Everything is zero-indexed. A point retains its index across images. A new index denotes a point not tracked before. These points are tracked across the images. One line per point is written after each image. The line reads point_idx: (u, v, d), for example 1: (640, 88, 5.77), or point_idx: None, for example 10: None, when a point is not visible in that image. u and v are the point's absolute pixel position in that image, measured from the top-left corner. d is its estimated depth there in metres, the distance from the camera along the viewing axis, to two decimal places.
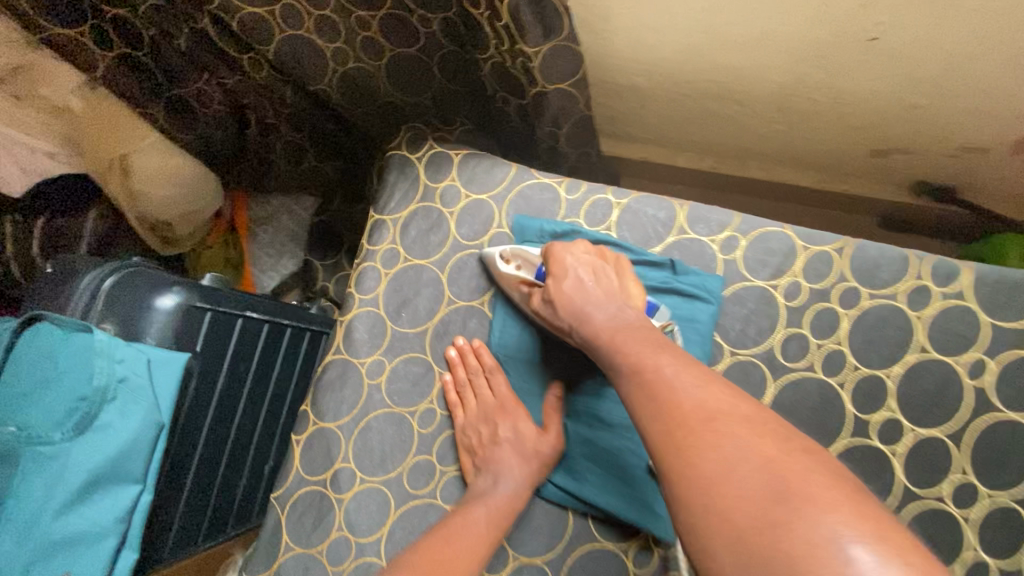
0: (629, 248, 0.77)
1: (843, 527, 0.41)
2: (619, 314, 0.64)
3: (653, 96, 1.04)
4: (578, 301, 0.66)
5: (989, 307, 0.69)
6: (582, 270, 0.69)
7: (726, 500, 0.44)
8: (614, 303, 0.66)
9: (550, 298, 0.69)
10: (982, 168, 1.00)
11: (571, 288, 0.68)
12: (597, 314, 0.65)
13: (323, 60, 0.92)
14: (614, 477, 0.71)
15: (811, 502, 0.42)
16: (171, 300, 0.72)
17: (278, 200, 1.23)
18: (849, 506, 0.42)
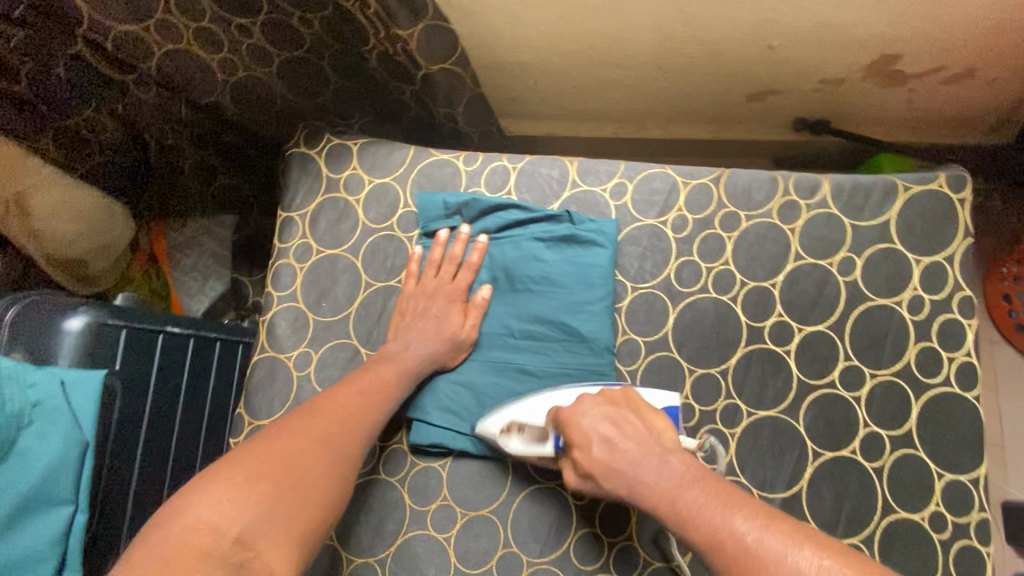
0: (528, 207, 0.81)
1: None
2: (664, 465, 0.60)
3: (543, 71, 1.10)
4: (615, 458, 0.62)
5: (849, 211, 0.78)
6: (604, 428, 0.64)
7: None
8: (655, 457, 0.61)
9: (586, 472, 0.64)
10: (846, 95, 1.11)
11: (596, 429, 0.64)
12: (641, 466, 0.61)
13: (209, 71, 0.94)
14: None
15: None
16: (79, 322, 0.73)
17: (194, 223, 1.20)
18: None
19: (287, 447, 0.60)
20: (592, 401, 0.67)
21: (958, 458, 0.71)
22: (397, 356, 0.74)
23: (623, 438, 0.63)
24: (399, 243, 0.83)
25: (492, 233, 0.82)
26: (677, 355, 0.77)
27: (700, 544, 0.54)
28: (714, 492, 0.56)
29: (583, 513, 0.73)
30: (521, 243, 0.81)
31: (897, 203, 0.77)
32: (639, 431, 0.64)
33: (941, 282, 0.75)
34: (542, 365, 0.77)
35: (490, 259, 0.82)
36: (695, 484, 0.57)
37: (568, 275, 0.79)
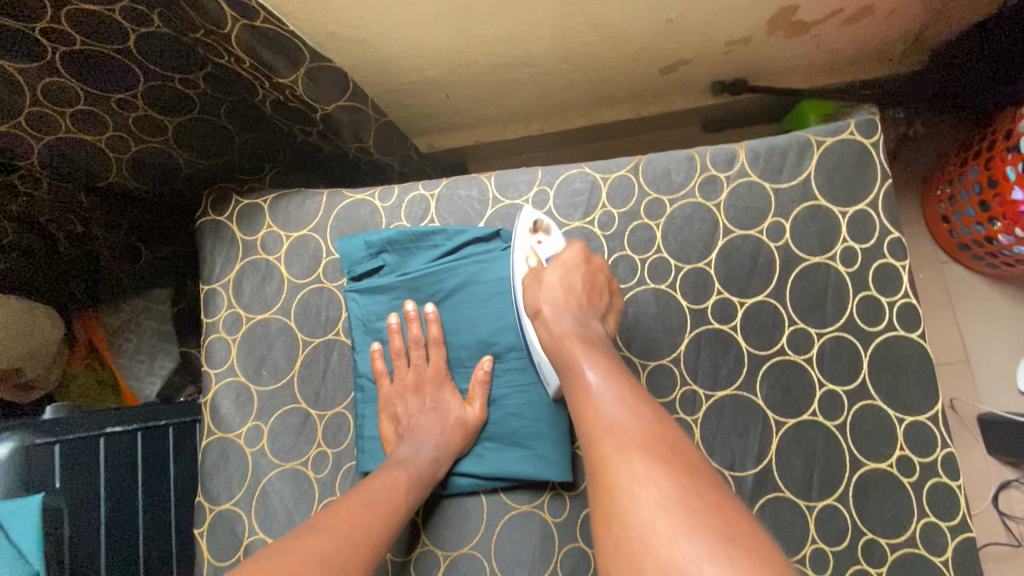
0: (455, 231, 0.78)
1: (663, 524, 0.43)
2: (582, 323, 0.61)
3: (450, 83, 1.07)
4: (550, 297, 0.63)
5: (769, 175, 0.77)
6: (551, 281, 0.64)
7: (588, 417, 0.52)
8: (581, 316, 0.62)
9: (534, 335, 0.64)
10: (756, 52, 1.10)
11: (541, 285, 0.65)
12: (561, 313, 0.62)
13: (101, 153, 0.90)
14: (513, 446, 0.73)
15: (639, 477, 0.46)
16: (2, 449, 0.68)
17: (132, 302, 1.15)
18: (694, 508, 0.43)
19: (302, 553, 0.53)
20: (568, 252, 0.67)
21: (915, 400, 0.72)
22: (408, 461, 0.68)
23: (557, 295, 0.63)
24: (331, 294, 0.80)
25: (424, 258, 0.79)
26: (628, 353, 0.76)
27: (568, 390, 0.56)
28: (620, 383, 0.54)
29: (563, 530, 0.72)
30: (459, 271, 0.77)
31: (813, 159, 0.77)
32: (589, 292, 0.65)
33: (868, 230, 0.76)
34: (503, 392, 0.74)
35: (424, 286, 0.77)
36: (611, 374, 0.54)
37: (500, 287, 0.75)
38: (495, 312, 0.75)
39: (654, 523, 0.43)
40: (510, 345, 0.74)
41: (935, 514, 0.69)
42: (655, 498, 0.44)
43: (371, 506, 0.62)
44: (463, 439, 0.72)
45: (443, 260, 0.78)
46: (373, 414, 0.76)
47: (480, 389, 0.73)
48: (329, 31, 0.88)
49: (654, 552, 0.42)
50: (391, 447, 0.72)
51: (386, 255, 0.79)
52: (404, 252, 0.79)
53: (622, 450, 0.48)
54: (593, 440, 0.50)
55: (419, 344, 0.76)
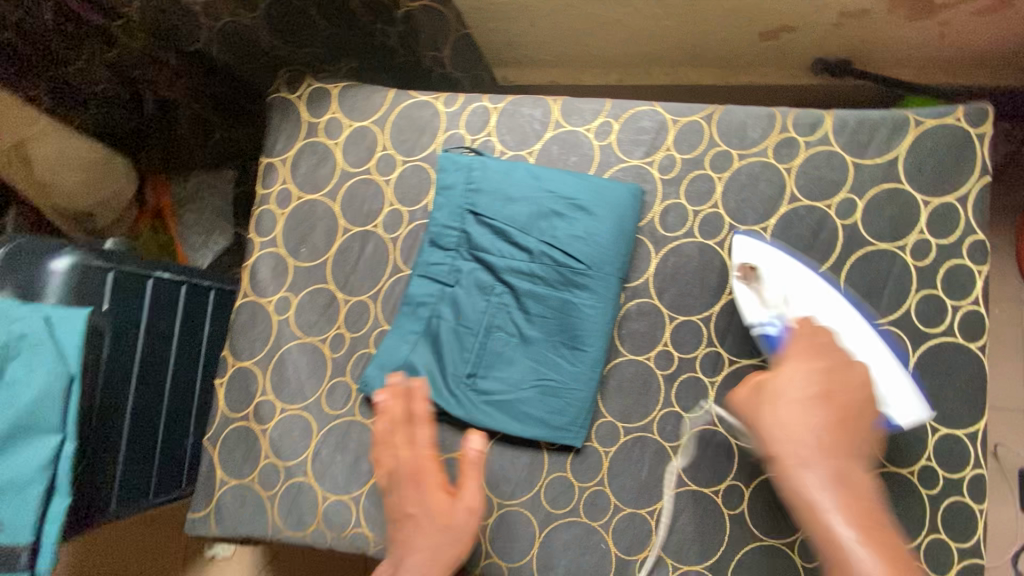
0: (489, 159, 0.75)
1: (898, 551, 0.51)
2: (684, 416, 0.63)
3: (538, 10, 1.04)
4: (783, 425, 0.57)
5: (853, 148, 0.72)
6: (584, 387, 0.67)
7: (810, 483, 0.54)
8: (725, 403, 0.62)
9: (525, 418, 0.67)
10: (870, 31, 1.01)
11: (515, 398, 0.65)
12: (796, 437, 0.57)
13: (195, 18, 0.93)
14: (532, 357, 0.72)
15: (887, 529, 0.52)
16: (66, 263, 0.74)
17: (199, 175, 1.24)
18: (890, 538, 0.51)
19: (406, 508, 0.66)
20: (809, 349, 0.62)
21: (956, 412, 0.67)
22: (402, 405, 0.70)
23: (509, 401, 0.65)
24: (377, 187, 0.81)
25: (482, 213, 0.74)
26: (658, 303, 0.73)
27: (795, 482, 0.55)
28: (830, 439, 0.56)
29: (555, 459, 0.72)
30: (532, 202, 0.73)
31: (906, 139, 0.71)
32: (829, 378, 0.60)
33: (950, 226, 0.69)
34: (552, 308, 0.72)
35: (495, 187, 0.74)
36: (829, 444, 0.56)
37: (567, 326, 0.71)
38: (563, 223, 0.72)
39: (879, 565, 0.48)
40: (565, 265, 0.71)
41: (946, 533, 0.65)
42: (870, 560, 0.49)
43: (425, 460, 0.68)
44: (487, 349, 0.73)
45: (488, 230, 0.74)
46: (421, 275, 0.76)
47: (505, 205, 0.74)
48: None
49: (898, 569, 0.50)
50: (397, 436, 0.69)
51: (440, 198, 0.76)
52: (456, 182, 0.75)
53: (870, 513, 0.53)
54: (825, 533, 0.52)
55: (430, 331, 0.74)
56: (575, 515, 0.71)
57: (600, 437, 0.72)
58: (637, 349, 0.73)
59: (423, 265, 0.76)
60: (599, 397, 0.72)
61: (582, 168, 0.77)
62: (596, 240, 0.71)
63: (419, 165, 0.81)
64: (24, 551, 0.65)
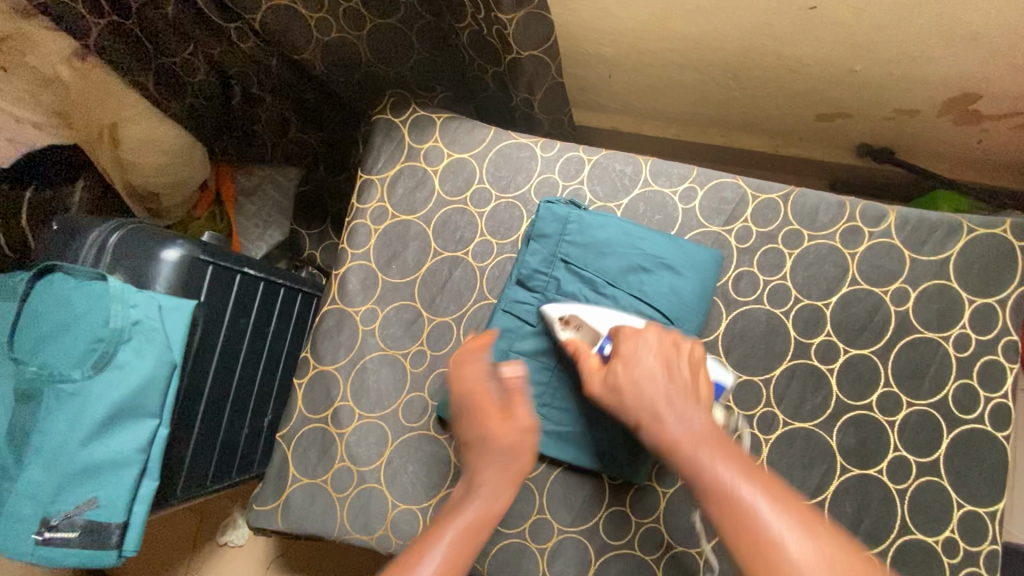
0: (584, 210, 0.82)
1: (814, 542, 0.51)
2: (665, 377, 0.65)
3: (619, 65, 1.11)
4: (681, 428, 0.61)
5: (911, 243, 0.80)
6: (653, 361, 0.66)
7: (764, 474, 0.58)
8: (685, 400, 0.64)
9: (614, 381, 0.67)
10: (917, 128, 1.11)
11: (641, 376, 0.66)
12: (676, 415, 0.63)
13: (308, 30, 0.96)
14: None
15: (810, 521, 0.53)
16: (175, 254, 0.77)
17: (262, 171, 1.27)
18: (816, 527, 0.52)
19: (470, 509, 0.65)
20: (643, 342, 0.68)
21: (981, 493, 0.75)
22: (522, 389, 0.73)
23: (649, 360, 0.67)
24: (471, 218, 0.87)
25: (574, 260, 0.80)
26: (723, 360, 0.80)
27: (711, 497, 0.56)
28: (728, 456, 0.59)
29: (615, 492, 0.78)
30: (622, 258, 0.79)
31: (959, 243, 0.79)
32: (676, 377, 0.65)
33: (989, 325, 0.78)
34: None
35: (588, 239, 0.81)
36: (707, 444, 0.60)
37: None
38: (647, 282, 0.79)
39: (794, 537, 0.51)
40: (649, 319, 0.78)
41: None
42: (806, 552, 0.50)
43: (525, 442, 0.69)
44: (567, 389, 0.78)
45: (577, 279, 0.80)
46: (506, 311, 0.81)
47: (596, 255, 0.80)
48: None
49: (843, 555, 0.51)
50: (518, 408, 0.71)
51: (533, 244, 0.82)
52: (552, 232, 0.82)
53: (787, 500, 0.55)
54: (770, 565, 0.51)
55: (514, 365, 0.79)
56: (630, 548, 0.76)
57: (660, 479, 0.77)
58: None
59: (511, 301, 0.81)
60: None
61: (665, 227, 0.84)
62: (679, 300, 0.78)
63: (512, 203, 0.87)
64: (116, 527, 0.69)
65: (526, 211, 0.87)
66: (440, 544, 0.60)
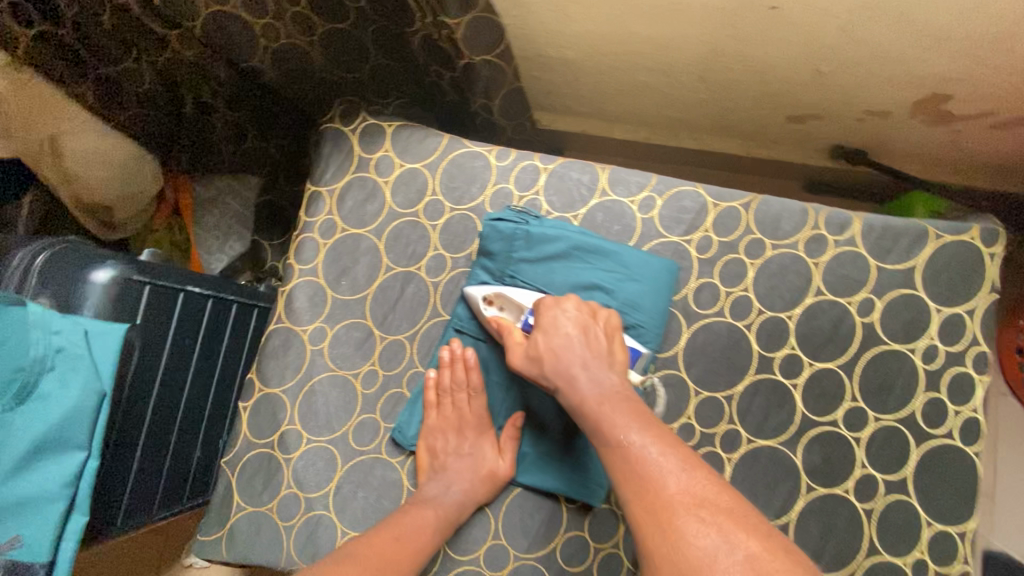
0: (532, 223, 0.79)
1: (685, 480, 0.54)
2: (582, 344, 0.67)
3: (583, 68, 1.08)
4: (592, 389, 0.64)
5: (876, 252, 0.77)
6: (571, 327, 0.68)
7: (661, 428, 0.60)
8: (596, 363, 0.66)
9: (535, 350, 0.68)
10: (889, 129, 1.08)
11: (558, 342, 0.67)
12: (584, 374, 0.65)
13: (254, 36, 0.93)
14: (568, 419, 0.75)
15: (692, 466, 0.56)
16: (106, 274, 0.74)
17: (222, 180, 1.21)
18: (694, 469, 0.56)
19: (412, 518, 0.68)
20: (560, 311, 0.69)
21: (950, 510, 0.72)
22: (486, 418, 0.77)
23: (565, 328, 0.68)
24: (423, 231, 0.84)
25: (524, 277, 0.78)
26: (685, 375, 0.77)
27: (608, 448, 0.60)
28: (632, 411, 0.61)
29: (572, 517, 0.74)
30: (573, 274, 0.77)
31: (925, 250, 0.77)
32: (592, 343, 0.67)
33: (957, 335, 0.75)
34: None
35: (539, 255, 0.78)
36: (612, 402, 0.62)
37: None
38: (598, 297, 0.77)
39: (672, 481, 0.54)
40: None
41: None
42: (680, 489, 0.54)
43: (470, 476, 0.73)
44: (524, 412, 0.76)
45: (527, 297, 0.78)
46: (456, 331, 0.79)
47: (547, 271, 0.78)
48: None
49: (715, 496, 0.53)
50: (473, 439, 0.75)
51: (482, 262, 0.79)
52: (500, 250, 0.78)
53: (679, 454, 0.57)
54: (652, 509, 0.54)
55: (464, 387, 0.77)
56: None
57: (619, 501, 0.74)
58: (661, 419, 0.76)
59: (461, 321, 0.79)
60: None
61: (623, 238, 0.81)
62: (631, 316, 0.76)
63: (466, 215, 0.84)
64: (41, 566, 0.64)
65: (480, 223, 0.83)
66: (383, 548, 0.64)
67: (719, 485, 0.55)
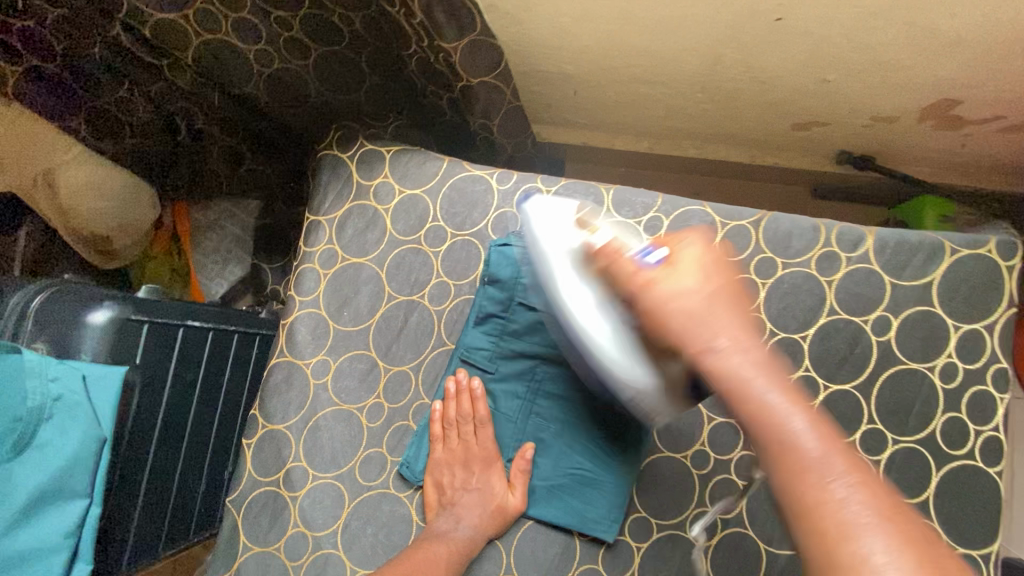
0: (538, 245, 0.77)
1: (885, 530, 0.41)
2: (720, 309, 0.53)
3: (582, 82, 1.06)
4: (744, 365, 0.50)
5: (891, 268, 0.75)
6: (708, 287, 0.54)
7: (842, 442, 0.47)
8: (746, 335, 0.52)
9: (664, 309, 0.54)
10: (896, 134, 1.06)
11: (695, 304, 0.53)
12: (733, 345, 0.51)
13: (247, 62, 0.91)
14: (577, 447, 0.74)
15: (890, 510, 0.43)
16: (103, 315, 0.72)
17: (220, 204, 1.21)
18: (895, 519, 0.42)
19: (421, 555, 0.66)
20: (694, 266, 0.56)
21: (974, 534, 0.70)
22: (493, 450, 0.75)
23: (697, 286, 0.54)
24: (425, 258, 0.82)
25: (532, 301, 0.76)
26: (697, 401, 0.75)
27: (773, 449, 0.47)
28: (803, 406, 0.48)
29: (586, 550, 0.73)
30: None
31: (942, 266, 0.74)
32: (735, 308, 0.53)
33: (977, 352, 0.73)
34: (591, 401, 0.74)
35: None
36: (777, 385, 0.49)
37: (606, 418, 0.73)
38: None
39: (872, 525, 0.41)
40: None
41: None
42: (879, 541, 0.41)
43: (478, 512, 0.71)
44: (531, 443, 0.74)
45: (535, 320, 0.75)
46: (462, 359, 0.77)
47: None
48: (491, 3, 0.89)
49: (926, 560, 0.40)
50: (476, 474, 0.73)
51: (489, 287, 0.78)
52: (507, 275, 0.77)
53: (870, 486, 0.44)
54: (827, 536, 0.42)
55: (470, 420, 0.75)
56: None
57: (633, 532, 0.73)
58: (673, 446, 0.74)
59: (468, 348, 0.77)
60: (633, 489, 0.74)
61: None
62: None
63: (469, 240, 0.82)
64: None
65: (484, 248, 0.81)
66: None
67: (930, 547, 0.41)
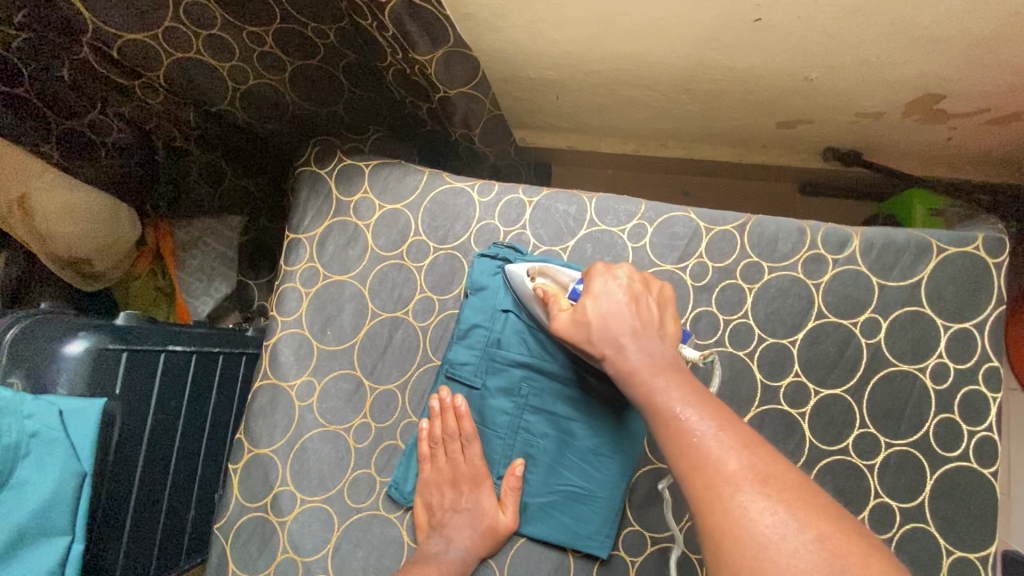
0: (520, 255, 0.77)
1: (762, 495, 0.44)
2: (628, 315, 0.60)
3: (564, 86, 1.05)
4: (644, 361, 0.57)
5: (878, 269, 0.74)
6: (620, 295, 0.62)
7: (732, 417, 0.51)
8: (648, 333, 0.59)
9: (578, 318, 0.62)
10: (883, 129, 1.05)
11: (604, 310, 0.61)
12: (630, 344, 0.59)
13: (221, 80, 0.91)
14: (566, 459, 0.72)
15: (774, 474, 0.46)
16: (79, 346, 0.71)
17: (202, 221, 1.18)
18: (776, 479, 0.45)
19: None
20: (619, 280, 0.63)
21: (970, 536, 0.69)
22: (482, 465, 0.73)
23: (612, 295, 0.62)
24: (408, 274, 0.81)
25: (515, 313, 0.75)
26: None
27: (662, 433, 0.52)
28: (688, 386, 0.54)
29: (580, 566, 0.72)
30: None
31: (929, 265, 0.74)
32: (643, 313, 0.61)
33: (967, 351, 0.72)
34: (580, 412, 0.72)
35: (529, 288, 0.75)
36: (664, 374, 0.55)
37: (595, 428, 0.72)
38: None
39: (756, 493, 0.45)
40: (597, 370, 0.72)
41: None
42: (756, 502, 0.44)
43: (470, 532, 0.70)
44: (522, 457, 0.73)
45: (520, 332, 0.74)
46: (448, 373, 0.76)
47: None
48: (467, 12, 0.87)
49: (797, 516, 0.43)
50: (466, 492, 0.72)
51: (472, 299, 0.77)
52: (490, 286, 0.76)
53: (758, 454, 0.47)
54: (709, 496, 0.46)
55: (456, 437, 0.73)
56: None
57: (626, 547, 0.72)
58: (663, 457, 0.74)
59: (453, 364, 0.76)
60: (626, 505, 0.73)
61: None
62: None
63: (451, 254, 0.81)
64: None
65: (467, 262, 0.80)
66: None
67: (810, 502, 0.44)
